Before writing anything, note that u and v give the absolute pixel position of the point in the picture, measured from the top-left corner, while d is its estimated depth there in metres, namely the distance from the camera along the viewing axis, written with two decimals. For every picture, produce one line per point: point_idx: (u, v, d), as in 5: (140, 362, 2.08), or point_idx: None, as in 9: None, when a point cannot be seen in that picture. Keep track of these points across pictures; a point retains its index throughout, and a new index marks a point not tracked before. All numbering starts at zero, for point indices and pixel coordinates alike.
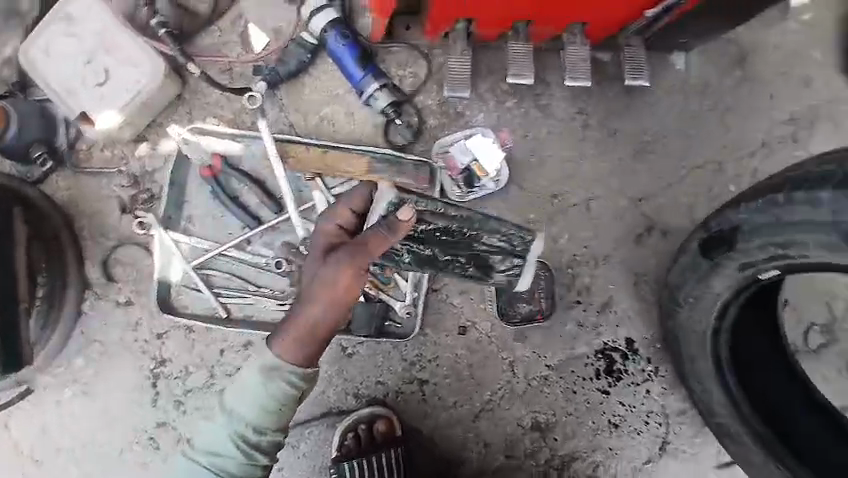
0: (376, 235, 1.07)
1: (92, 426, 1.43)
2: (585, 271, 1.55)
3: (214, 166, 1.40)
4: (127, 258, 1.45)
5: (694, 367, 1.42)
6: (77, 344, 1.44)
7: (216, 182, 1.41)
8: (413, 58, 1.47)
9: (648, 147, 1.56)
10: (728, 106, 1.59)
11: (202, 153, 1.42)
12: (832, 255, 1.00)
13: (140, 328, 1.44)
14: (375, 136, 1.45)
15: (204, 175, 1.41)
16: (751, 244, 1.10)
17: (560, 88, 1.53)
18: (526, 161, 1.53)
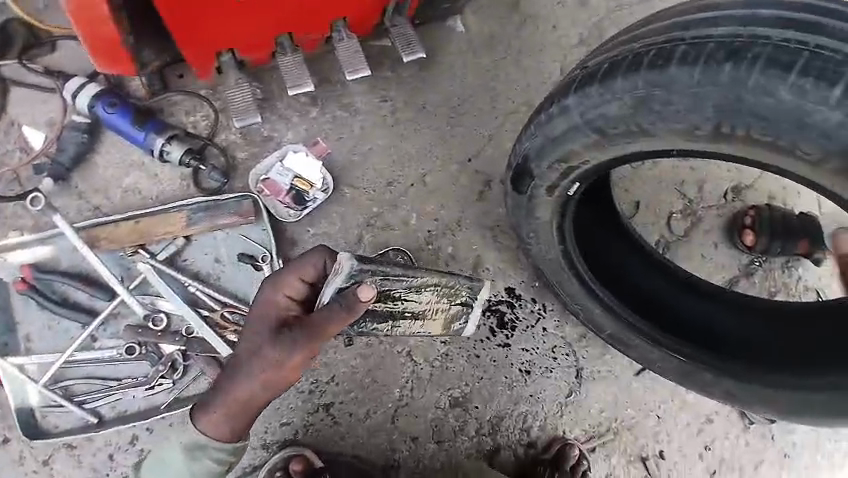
0: (335, 319, 1.03)
1: None
2: (446, 241, 1.58)
3: (26, 277, 1.34)
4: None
5: (567, 289, 1.45)
6: None
7: (36, 291, 1.34)
8: (196, 103, 1.44)
9: (459, 111, 1.61)
10: (519, 48, 1.65)
11: (11, 268, 1.35)
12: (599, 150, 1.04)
13: (26, 460, 1.33)
14: (187, 189, 1.41)
15: (18, 289, 1.33)
16: (540, 169, 1.15)
17: (356, 84, 1.56)
18: (349, 161, 1.53)
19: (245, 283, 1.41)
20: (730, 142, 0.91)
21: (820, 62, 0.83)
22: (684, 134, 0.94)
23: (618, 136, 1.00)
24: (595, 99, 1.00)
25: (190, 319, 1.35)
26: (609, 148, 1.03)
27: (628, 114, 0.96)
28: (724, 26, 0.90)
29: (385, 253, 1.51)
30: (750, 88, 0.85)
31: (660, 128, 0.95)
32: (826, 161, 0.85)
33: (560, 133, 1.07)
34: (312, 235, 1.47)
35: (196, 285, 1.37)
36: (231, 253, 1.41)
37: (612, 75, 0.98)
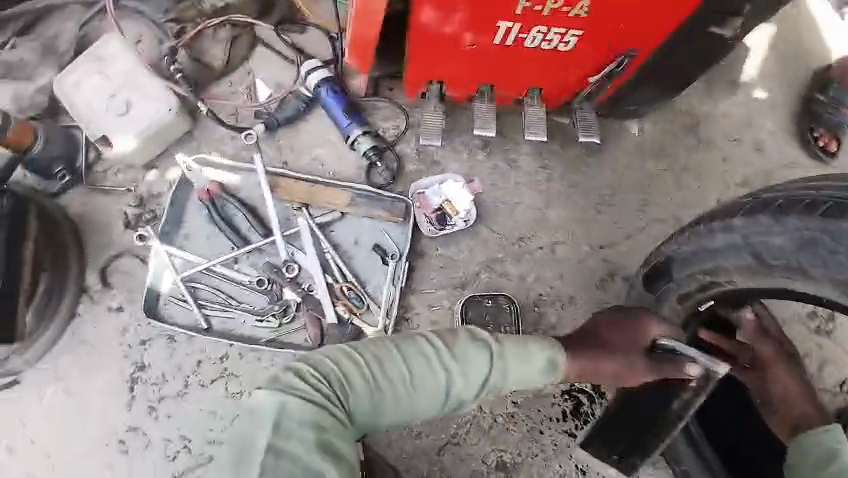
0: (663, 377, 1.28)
1: (63, 427, 1.47)
2: (552, 311, 1.63)
3: (211, 192, 1.57)
4: (125, 268, 1.56)
5: None
6: (75, 348, 1.51)
7: (212, 206, 1.57)
8: (395, 114, 1.67)
9: (609, 200, 1.70)
10: (683, 166, 1.73)
11: (202, 179, 1.59)
12: (751, 278, 1.08)
13: (127, 333, 1.51)
14: (356, 174, 1.62)
15: (202, 198, 1.56)
16: (681, 274, 1.21)
17: (528, 148, 1.72)
18: (494, 206, 1.66)
19: (369, 270, 1.55)
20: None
21: None
22: (838, 288, 0.95)
23: (774, 267, 1.02)
24: (763, 227, 1.02)
25: (317, 280, 1.51)
26: (760, 276, 1.06)
27: (790, 249, 0.99)
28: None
29: (496, 295, 1.58)
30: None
31: (822, 274, 0.96)
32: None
33: (716, 246, 1.11)
34: (439, 255, 1.60)
35: (333, 253, 1.54)
36: (369, 241, 1.56)
37: (784, 214, 1.00)
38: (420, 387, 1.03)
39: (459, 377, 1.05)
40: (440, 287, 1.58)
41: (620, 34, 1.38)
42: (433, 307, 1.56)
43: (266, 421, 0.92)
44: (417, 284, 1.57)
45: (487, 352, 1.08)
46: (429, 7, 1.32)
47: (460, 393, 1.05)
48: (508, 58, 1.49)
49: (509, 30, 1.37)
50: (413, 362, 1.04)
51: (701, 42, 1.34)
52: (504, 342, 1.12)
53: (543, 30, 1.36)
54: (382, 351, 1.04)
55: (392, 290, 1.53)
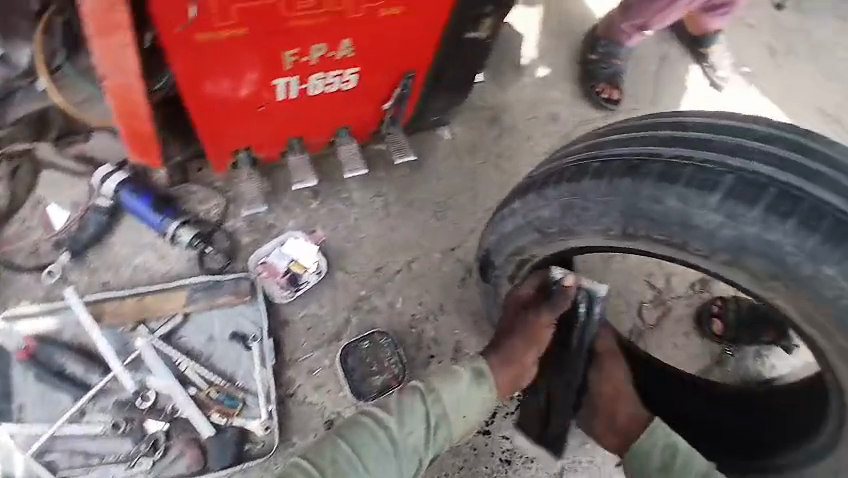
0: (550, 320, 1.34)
1: None
2: (429, 325, 1.67)
3: (29, 347, 1.40)
4: None
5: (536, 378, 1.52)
6: None
7: (33, 362, 1.39)
8: (210, 194, 1.57)
9: (444, 207, 1.79)
10: (497, 154, 1.89)
11: (15, 339, 1.41)
12: (550, 250, 1.20)
13: None
14: (191, 268, 1.52)
15: (20, 358, 1.39)
16: (500, 260, 1.33)
17: (358, 182, 1.73)
18: (343, 248, 1.66)
19: (233, 362, 1.48)
20: (637, 240, 1.03)
21: (782, 198, 0.90)
22: (600, 234, 1.08)
23: (555, 234, 1.15)
24: (532, 204, 1.16)
25: (178, 396, 1.41)
26: (550, 243, 1.18)
27: (557, 217, 1.11)
28: (668, 147, 0.99)
29: (371, 335, 1.59)
30: (644, 198, 0.98)
31: (583, 227, 1.08)
32: (714, 255, 0.95)
33: (510, 231, 1.24)
34: (303, 316, 1.56)
35: (188, 361, 1.45)
36: (224, 332, 1.49)
37: (547, 184, 1.13)
38: (374, 460, 1.14)
39: (405, 433, 1.18)
40: (315, 348, 1.55)
41: (392, 54, 1.33)
42: (314, 371, 1.53)
43: None
44: (291, 354, 1.53)
45: (418, 398, 1.21)
46: (218, 76, 1.21)
47: (412, 445, 1.18)
48: (295, 106, 1.40)
49: (283, 82, 1.28)
50: (356, 445, 1.14)
51: (470, 50, 1.40)
52: (432, 383, 1.24)
53: (315, 73, 1.28)
54: (323, 451, 1.14)
55: (263, 373, 1.48)
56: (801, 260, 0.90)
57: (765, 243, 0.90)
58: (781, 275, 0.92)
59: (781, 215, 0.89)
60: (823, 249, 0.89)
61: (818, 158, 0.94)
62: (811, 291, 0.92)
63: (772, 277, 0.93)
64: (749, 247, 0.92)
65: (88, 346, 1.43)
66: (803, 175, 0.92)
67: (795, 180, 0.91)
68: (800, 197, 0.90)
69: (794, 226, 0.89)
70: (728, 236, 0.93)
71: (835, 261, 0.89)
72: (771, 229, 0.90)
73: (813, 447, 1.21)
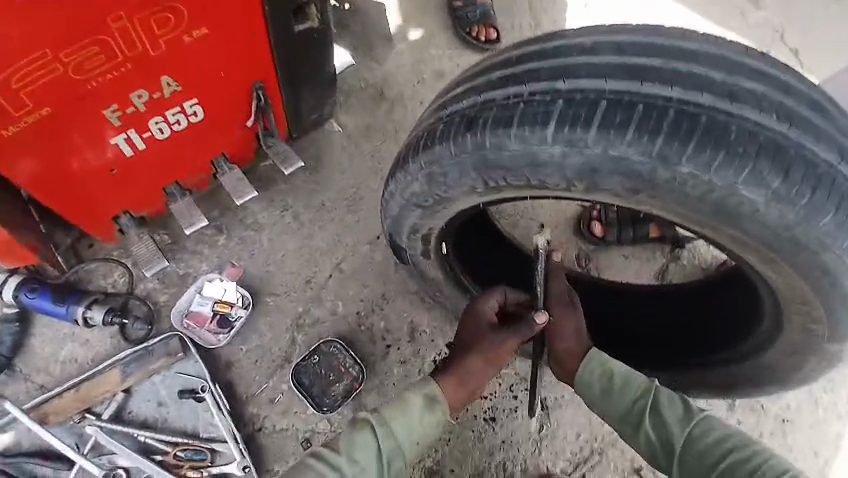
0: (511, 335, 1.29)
1: None
2: (377, 318, 1.64)
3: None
4: None
5: None
6: None
7: None
8: (111, 266, 1.58)
9: (356, 198, 1.75)
10: (393, 129, 1.83)
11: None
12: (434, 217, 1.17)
13: None
14: (119, 345, 1.51)
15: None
16: (405, 242, 1.30)
17: (257, 202, 1.71)
18: (267, 273, 1.64)
19: (189, 418, 1.47)
20: (504, 190, 1.04)
21: (616, 109, 0.91)
22: (471, 193, 1.07)
23: (434, 205, 1.13)
24: (403, 183, 1.13)
25: (147, 467, 1.39)
26: (436, 216, 1.16)
27: (426, 189, 1.10)
28: (500, 91, 1.01)
29: (318, 348, 1.56)
30: (489, 148, 0.99)
31: (455, 192, 1.08)
32: (572, 185, 0.96)
33: (397, 213, 1.21)
34: (246, 351, 1.55)
35: (145, 432, 1.43)
36: (171, 393, 1.48)
37: (408, 159, 1.11)
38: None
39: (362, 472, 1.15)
40: (269, 377, 1.54)
41: (229, 81, 1.35)
42: (275, 399, 1.52)
43: None
44: (246, 391, 1.52)
45: (369, 432, 1.19)
46: (80, 147, 1.29)
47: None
48: (159, 155, 1.46)
49: (122, 139, 1.34)
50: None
51: (312, 46, 1.38)
52: (379, 413, 1.22)
53: (152, 118, 1.33)
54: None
55: (223, 418, 1.46)
56: (653, 165, 0.90)
57: (613, 160, 0.91)
58: (642, 187, 0.93)
59: (618, 126, 0.90)
60: (670, 147, 0.89)
61: (654, 55, 0.96)
62: (674, 189, 0.91)
63: (633, 192, 0.94)
64: (601, 167, 0.93)
65: (48, 449, 1.42)
66: (635, 78, 0.94)
67: (626, 86, 0.93)
68: (634, 101, 0.91)
69: (635, 133, 0.90)
70: (576, 162, 0.93)
71: (687, 157, 0.89)
72: (613, 143, 0.90)
73: (762, 332, 1.18)
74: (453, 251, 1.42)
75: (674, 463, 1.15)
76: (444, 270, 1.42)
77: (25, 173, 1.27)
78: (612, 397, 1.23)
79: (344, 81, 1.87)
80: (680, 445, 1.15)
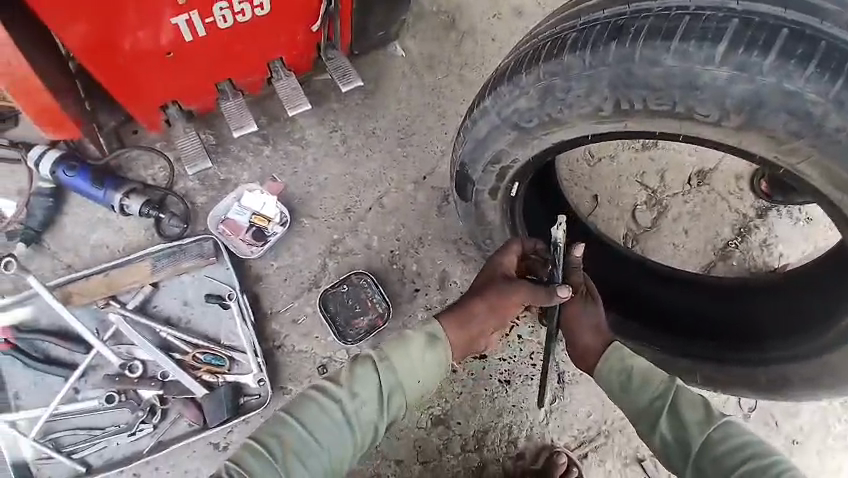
0: (522, 296, 1.23)
1: None
2: (410, 259, 1.59)
3: (7, 338, 1.41)
4: None
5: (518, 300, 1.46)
6: None
7: (18, 351, 1.41)
8: (153, 158, 1.54)
9: (409, 132, 1.66)
10: (460, 64, 1.70)
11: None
12: (524, 147, 1.10)
13: None
14: (151, 238, 1.49)
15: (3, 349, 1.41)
16: (478, 173, 1.20)
17: (307, 119, 1.63)
18: (306, 193, 1.59)
19: (212, 323, 1.46)
20: (633, 116, 0.95)
21: (795, 42, 0.84)
22: (592, 116, 0.98)
23: (535, 128, 1.05)
24: (505, 96, 1.05)
25: (164, 364, 1.40)
26: (530, 142, 1.08)
27: (536, 105, 1.02)
28: (658, 2, 0.91)
29: (349, 277, 1.53)
30: (638, 61, 0.90)
31: (570, 114, 0.99)
32: (725, 119, 0.88)
33: (484, 135, 1.12)
34: (276, 267, 1.52)
35: (168, 329, 1.43)
36: (198, 295, 1.47)
37: (521, 70, 1.03)
38: (330, 436, 1.05)
39: (359, 408, 1.09)
40: (295, 297, 1.52)
41: None
42: (297, 321, 1.50)
43: None
44: (271, 307, 1.50)
45: (371, 368, 1.12)
46: (133, 29, 1.24)
47: (366, 420, 1.09)
48: (217, 46, 1.40)
49: (182, 21, 1.27)
50: (309, 422, 1.05)
51: None
52: (386, 352, 1.15)
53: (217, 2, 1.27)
54: (280, 428, 1.05)
55: (246, 329, 1.45)
56: (826, 108, 0.84)
57: (784, 94, 0.84)
58: (805, 132, 0.86)
59: (799, 58, 0.83)
60: None
61: None
62: (841, 140, 0.86)
63: (795, 135, 0.87)
64: (768, 101, 0.85)
65: (69, 333, 1.43)
66: (814, 14, 0.86)
67: (806, 20, 0.85)
68: (816, 37, 0.84)
69: (817, 70, 0.83)
70: (741, 90, 0.85)
71: None
72: (790, 76, 0.83)
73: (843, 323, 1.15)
74: (519, 198, 1.31)
75: (689, 466, 1.04)
76: (504, 212, 1.33)
77: (73, 44, 1.22)
78: (630, 394, 1.13)
79: (416, 3, 1.74)
80: (697, 448, 1.03)
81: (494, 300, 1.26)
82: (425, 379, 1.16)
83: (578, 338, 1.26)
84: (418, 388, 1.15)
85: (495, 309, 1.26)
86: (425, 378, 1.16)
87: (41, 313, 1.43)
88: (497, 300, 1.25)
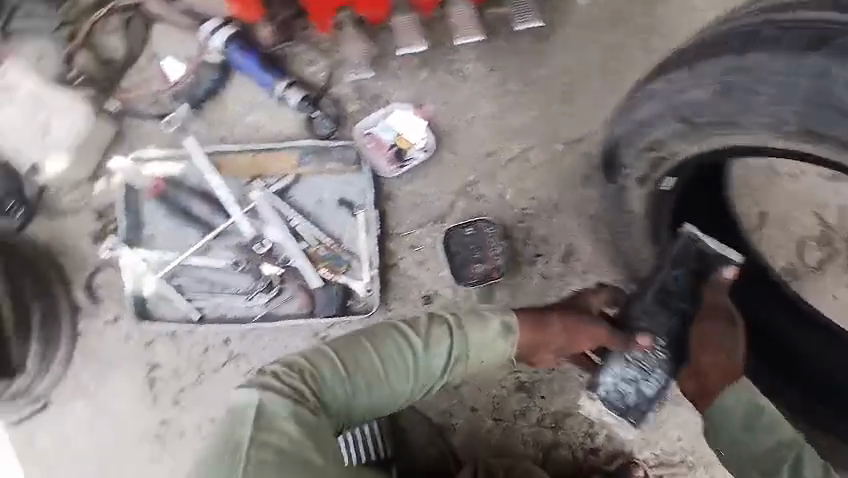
0: (596, 325, 1.30)
1: (98, 432, 1.47)
2: (540, 222, 1.51)
3: (159, 186, 1.48)
4: (104, 281, 1.47)
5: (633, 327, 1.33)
6: (77, 363, 1.48)
7: (166, 200, 1.49)
8: (320, 56, 1.57)
9: (574, 88, 1.53)
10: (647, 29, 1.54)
11: (147, 177, 1.49)
12: (690, 144, 0.98)
13: (131, 341, 1.47)
14: (301, 130, 1.52)
15: (151, 195, 1.48)
16: (630, 157, 1.10)
17: (472, 51, 1.56)
18: (453, 125, 1.52)
19: (340, 225, 1.51)
20: (817, 138, 0.84)
21: None
22: (766, 127, 0.88)
23: (705, 124, 0.94)
24: (678, 84, 0.94)
25: (292, 250, 1.48)
26: (698, 138, 0.96)
27: (709, 103, 0.91)
28: None
29: (476, 222, 1.49)
30: (837, 78, 0.78)
31: (747, 118, 0.88)
32: None
33: (647, 118, 1.01)
34: (407, 193, 1.52)
35: (299, 219, 1.49)
36: (332, 196, 1.51)
37: (699, 58, 0.91)
38: (391, 378, 1.04)
39: (426, 363, 1.07)
40: (421, 225, 1.52)
41: None
42: (415, 247, 1.52)
43: (249, 417, 0.88)
44: (394, 227, 1.52)
45: (447, 329, 1.10)
46: None
47: (424, 377, 1.07)
48: None
49: None
50: (381, 356, 1.05)
51: None
52: (462, 320, 1.12)
53: None
54: (357, 350, 1.05)
55: (368, 240, 1.50)
56: None
57: None
58: None
59: None
60: None
61: None
62: None
63: None
64: None
65: (215, 196, 1.49)
66: None
67: None
68: None
69: None
70: None
71: None
72: None
73: None
74: (673, 194, 1.18)
75: None
76: (651, 206, 1.21)
77: None
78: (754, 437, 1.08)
79: None
80: None
81: (574, 322, 1.29)
82: (481, 360, 1.14)
83: (701, 360, 1.22)
84: (473, 363, 1.13)
85: (571, 330, 1.29)
86: (482, 357, 1.13)
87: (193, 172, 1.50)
88: (573, 322, 1.29)
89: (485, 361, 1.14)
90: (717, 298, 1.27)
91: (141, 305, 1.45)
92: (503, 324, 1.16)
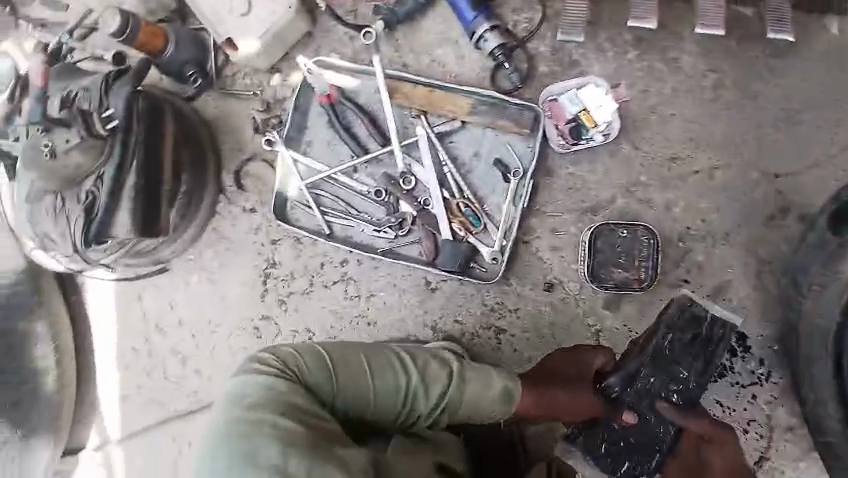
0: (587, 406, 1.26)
1: (204, 306, 1.56)
2: (700, 247, 1.38)
3: (332, 95, 1.46)
4: (255, 173, 1.53)
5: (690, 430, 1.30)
6: (207, 237, 1.55)
7: (332, 112, 1.46)
8: (529, 3, 1.44)
9: (793, 118, 1.37)
10: None
11: (322, 83, 1.46)
12: None
13: (259, 232, 1.52)
14: (483, 80, 1.45)
15: (321, 102, 1.46)
16: None
17: (693, 43, 1.39)
18: (643, 118, 1.40)
19: (488, 186, 1.44)
20: None
21: None
22: None
23: None
24: None
25: (434, 196, 1.43)
26: None
27: None
28: None
29: (634, 227, 1.38)
30: None
31: None
32: None
33: None
34: (569, 174, 1.42)
35: (450, 167, 1.43)
36: (490, 155, 1.43)
37: None
38: (378, 401, 1.12)
39: (415, 399, 1.13)
40: (567, 212, 1.42)
41: None
42: (557, 232, 1.42)
43: (254, 384, 1.05)
44: (542, 205, 1.43)
45: (445, 370, 1.17)
46: None
47: (411, 411, 1.13)
48: None
49: None
50: (375, 376, 1.12)
51: None
52: (463, 370, 1.18)
53: None
54: (355, 366, 1.13)
55: (512, 210, 1.42)
56: None
57: None
58: None
59: None
60: None
61: None
62: None
63: None
64: None
65: (379, 122, 1.47)
66: None
67: None
68: None
69: None
70: None
71: None
72: None
73: None
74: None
75: None
76: None
77: None
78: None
79: None
80: None
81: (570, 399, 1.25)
82: (469, 408, 1.17)
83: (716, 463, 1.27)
84: (462, 410, 1.16)
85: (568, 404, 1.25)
86: (469, 408, 1.17)
87: (365, 92, 1.47)
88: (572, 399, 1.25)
89: (472, 413, 1.17)
90: (700, 416, 1.25)
91: (280, 203, 1.49)
92: (502, 385, 1.19)
